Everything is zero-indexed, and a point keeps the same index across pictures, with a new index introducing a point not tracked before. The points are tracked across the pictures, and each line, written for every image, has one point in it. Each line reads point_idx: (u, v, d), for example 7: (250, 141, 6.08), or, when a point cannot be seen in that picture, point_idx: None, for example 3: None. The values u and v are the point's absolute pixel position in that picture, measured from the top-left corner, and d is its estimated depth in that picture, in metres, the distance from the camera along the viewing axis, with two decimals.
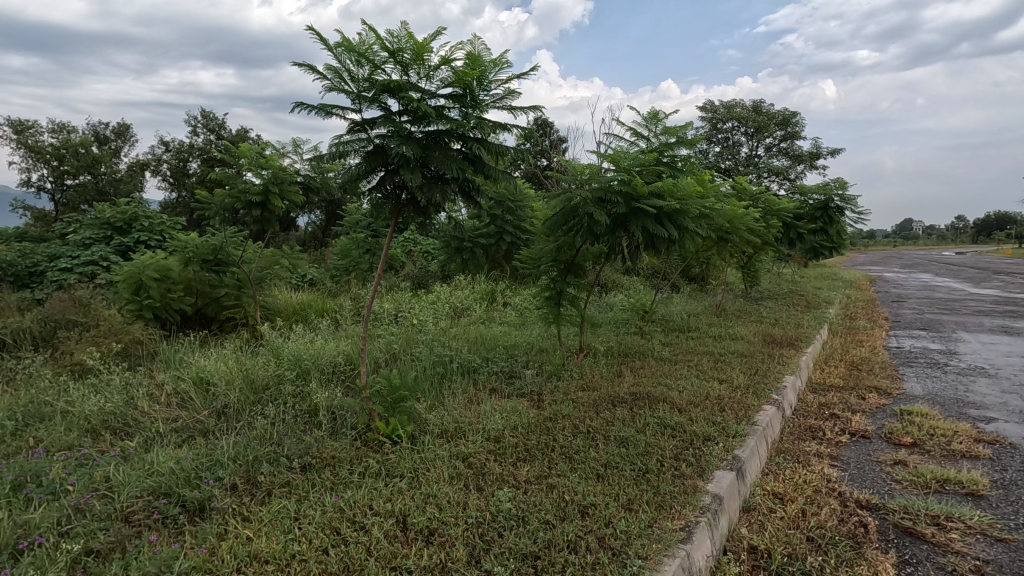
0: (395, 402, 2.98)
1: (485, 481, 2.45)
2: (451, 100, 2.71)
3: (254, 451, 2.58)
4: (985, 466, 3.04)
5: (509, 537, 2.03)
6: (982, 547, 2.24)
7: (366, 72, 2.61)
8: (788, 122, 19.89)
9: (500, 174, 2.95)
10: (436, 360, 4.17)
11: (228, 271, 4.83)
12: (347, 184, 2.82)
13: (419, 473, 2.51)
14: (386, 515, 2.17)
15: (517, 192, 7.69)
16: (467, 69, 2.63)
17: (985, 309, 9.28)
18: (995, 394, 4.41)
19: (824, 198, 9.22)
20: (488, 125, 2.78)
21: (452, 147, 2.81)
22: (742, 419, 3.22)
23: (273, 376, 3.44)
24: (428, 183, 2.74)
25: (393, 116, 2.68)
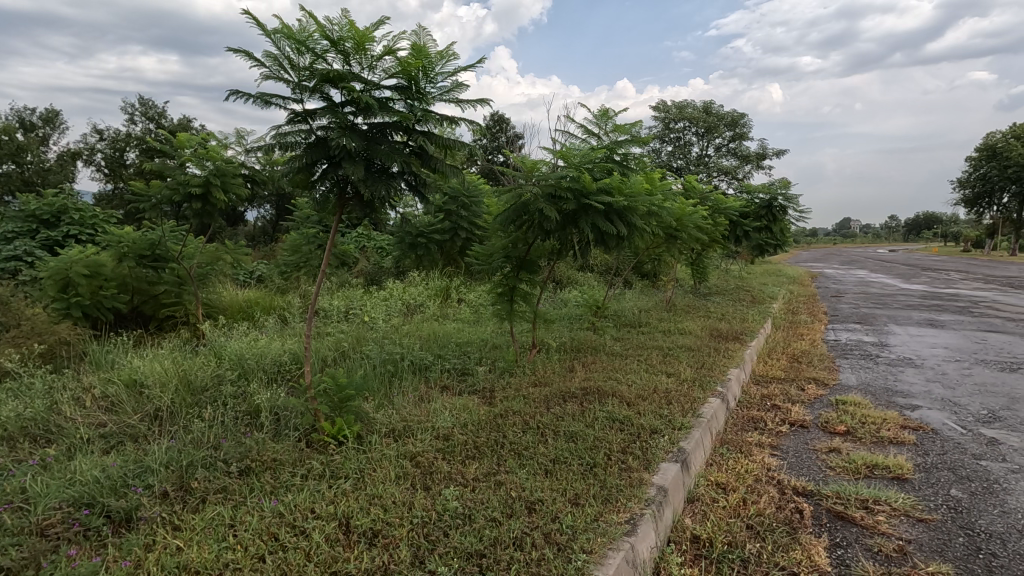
0: (342, 401, 2.89)
1: (432, 480, 2.39)
2: (396, 92, 2.62)
3: (188, 456, 2.43)
4: (909, 451, 3.21)
5: (454, 536, 1.98)
6: (905, 528, 2.35)
7: (307, 61, 2.49)
8: (736, 123, 20.62)
9: (448, 167, 2.87)
10: (387, 358, 4.06)
11: (167, 268, 4.57)
12: (289, 177, 2.69)
13: (364, 474, 2.43)
14: (328, 519, 2.09)
15: (472, 188, 7.61)
16: (412, 59, 2.53)
17: (913, 303, 9.86)
18: (921, 383, 4.68)
19: (769, 197, 9.55)
20: (435, 118, 2.70)
21: (397, 139, 2.71)
22: (688, 412, 3.28)
23: (213, 377, 3.26)
24: (372, 176, 2.62)
25: (336, 107, 2.57)
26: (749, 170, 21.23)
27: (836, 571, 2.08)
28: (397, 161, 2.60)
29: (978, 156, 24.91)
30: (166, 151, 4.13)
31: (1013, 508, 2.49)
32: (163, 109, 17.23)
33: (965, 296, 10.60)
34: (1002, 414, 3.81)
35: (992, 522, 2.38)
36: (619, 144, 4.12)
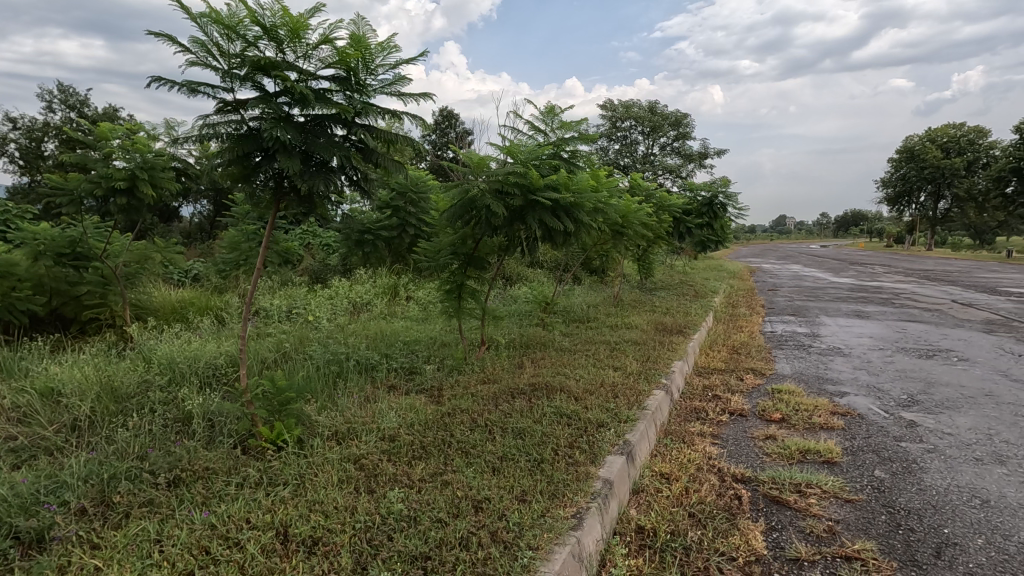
0: (282, 404, 2.73)
1: (376, 483, 2.29)
2: (334, 83, 2.41)
3: (110, 468, 2.22)
4: (838, 436, 3.36)
5: (398, 539, 1.90)
6: (835, 509, 2.45)
7: (238, 48, 2.16)
8: (680, 122, 21.25)
9: (392, 163, 2.68)
10: (331, 358, 3.90)
11: (90, 267, 4.25)
12: (219, 170, 2.39)
13: (304, 479, 2.30)
14: (264, 529, 1.95)
15: (420, 184, 7.47)
16: (350, 49, 2.33)
17: (841, 296, 10.44)
18: (849, 370, 4.95)
19: (710, 195, 9.89)
20: (377, 110, 2.49)
21: (337, 133, 2.46)
22: (633, 404, 3.32)
23: (140, 383, 3.03)
24: (311, 171, 2.37)
25: (270, 98, 2.29)
26: (692, 168, 21.93)
27: (771, 554, 2.14)
28: (338, 155, 2.37)
29: (898, 158, 26.70)
30: (87, 142, 3.81)
31: (929, 485, 2.65)
32: (85, 97, 16.10)
33: (887, 289, 11.33)
34: (920, 398, 4.07)
35: (911, 499, 2.52)
36: (566, 141, 4.12)
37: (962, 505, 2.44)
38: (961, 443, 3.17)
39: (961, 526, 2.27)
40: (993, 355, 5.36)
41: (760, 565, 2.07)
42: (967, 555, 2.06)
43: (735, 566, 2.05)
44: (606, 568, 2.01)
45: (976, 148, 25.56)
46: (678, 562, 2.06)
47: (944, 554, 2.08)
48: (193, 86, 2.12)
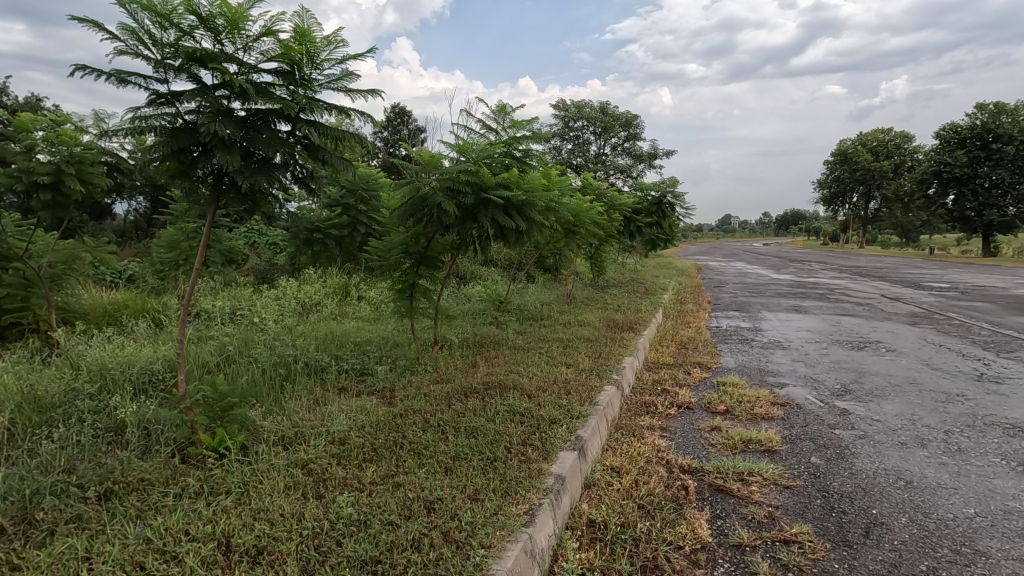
0: (224, 409, 2.60)
1: (325, 488, 2.23)
2: (276, 77, 2.30)
3: (33, 483, 2.06)
4: (777, 425, 3.52)
5: (348, 544, 1.85)
6: (774, 495, 2.57)
7: (172, 37, 2.03)
8: (630, 124, 21.71)
9: (339, 160, 2.59)
10: (279, 360, 3.77)
11: (9, 267, 3.88)
12: (153, 165, 2.23)
13: (249, 487, 2.21)
14: (204, 540, 1.86)
15: (370, 181, 7.31)
16: (294, 43, 2.25)
17: (781, 291, 10.92)
18: (788, 362, 5.19)
19: (659, 195, 10.14)
20: (322, 106, 2.39)
21: (280, 129, 2.35)
22: (585, 400, 3.37)
23: (66, 392, 2.82)
24: (251, 167, 2.24)
25: (208, 90, 2.17)
26: (642, 169, 22.45)
27: (716, 541, 2.22)
28: (281, 152, 2.26)
29: (833, 161, 28.14)
30: (5, 134, 3.53)
31: (859, 469, 2.81)
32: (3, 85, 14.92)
33: (823, 285, 11.94)
34: (851, 387, 4.31)
35: (843, 483, 2.67)
36: (518, 139, 4.12)
37: (889, 487, 2.60)
38: (889, 429, 3.38)
39: (887, 506, 2.42)
40: (916, 346, 5.73)
41: (705, 552, 2.14)
42: (893, 533, 2.20)
43: (681, 555, 2.12)
44: (559, 562, 2.03)
45: (902, 152, 27.30)
46: (627, 553, 2.10)
47: (873, 533, 2.21)
48: (121, 76, 1.99)
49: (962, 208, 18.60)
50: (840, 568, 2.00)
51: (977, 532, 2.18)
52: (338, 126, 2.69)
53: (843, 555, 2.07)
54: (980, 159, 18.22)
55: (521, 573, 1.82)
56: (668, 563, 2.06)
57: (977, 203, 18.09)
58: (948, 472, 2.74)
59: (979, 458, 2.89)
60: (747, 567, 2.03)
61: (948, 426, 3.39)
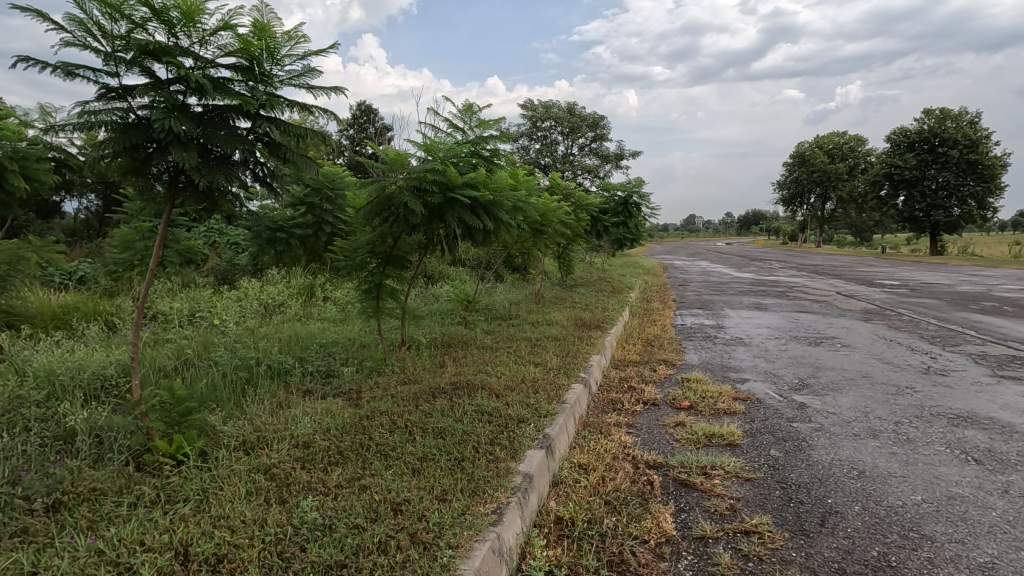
0: (182, 415, 2.52)
1: (289, 493, 2.18)
2: (234, 72, 2.24)
3: None
4: (738, 419, 3.62)
5: (312, 549, 1.82)
6: (736, 488, 2.64)
7: (123, 28, 1.95)
8: (597, 124, 21.94)
9: (301, 158, 2.52)
10: (240, 363, 3.67)
11: None
12: (103, 162, 2.14)
13: (208, 495, 2.14)
14: (161, 550, 1.80)
15: (335, 180, 7.18)
16: (253, 37, 2.19)
17: (743, 289, 11.22)
18: (749, 359, 5.34)
19: (625, 195, 10.28)
20: (283, 102, 2.34)
21: (239, 125, 2.29)
22: (553, 399, 3.40)
23: (10, 400, 2.68)
24: (209, 164, 2.17)
25: (161, 85, 2.09)
26: (609, 169, 22.72)
27: (679, 534, 2.27)
28: (240, 149, 2.19)
29: (792, 163, 29.07)
30: None
31: (816, 461, 2.92)
32: None
33: (782, 283, 12.33)
34: (809, 382, 4.47)
35: (801, 474, 2.77)
36: (485, 139, 4.11)
37: (843, 477, 2.71)
38: (843, 421, 3.51)
39: (842, 496, 2.52)
40: (869, 341, 5.98)
41: (669, 545, 2.19)
42: (847, 521, 2.29)
43: (646, 549, 2.15)
44: (526, 560, 2.04)
45: (856, 155, 28.41)
46: (594, 549, 2.13)
47: (828, 522, 2.29)
48: (68, 68, 1.90)
49: (911, 208, 19.46)
50: (797, 556, 2.07)
51: (924, 517, 2.29)
52: (300, 123, 2.64)
53: (799, 543, 2.15)
54: (927, 162, 19.12)
55: (489, 572, 1.82)
56: (634, 557, 2.09)
57: (925, 204, 18.97)
58: (897, 461, 2.87)
59: (926, 447, 3.04)
60: (709, 558, 2.09)
61: (897, 417, 3.55)
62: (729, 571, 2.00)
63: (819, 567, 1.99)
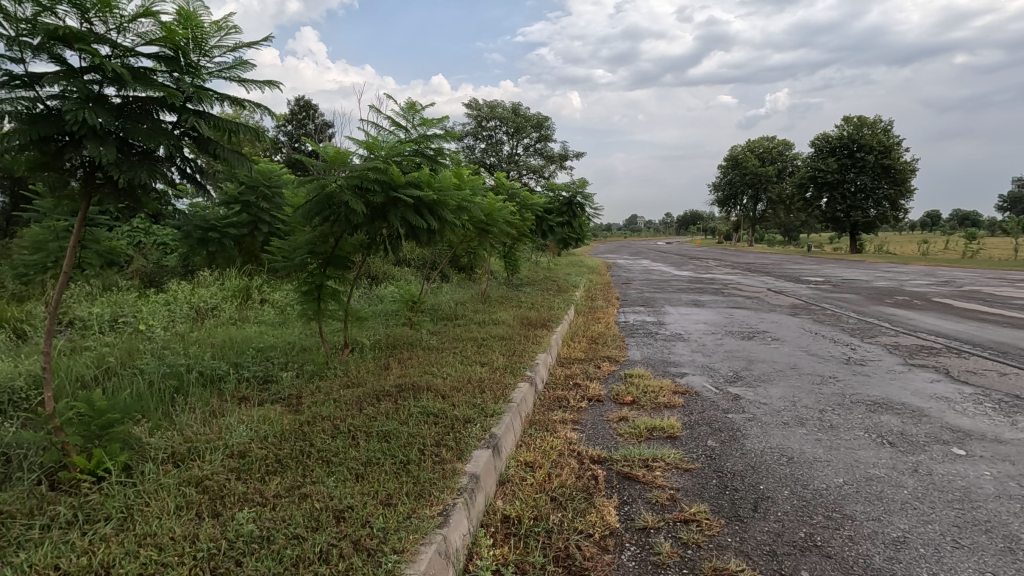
0: (103, 427, 2.33)
1: (223, 505, 2.08)
2: (157, 62, 2.11)
3: None
4: (678, 412, 3.76)
5: (248, 563, 1.75)
6: (675, 478, 2.74)
7: (28, 12, 1.79)
8: (542, 125, 22.18)
9: (233, 153, 2.40)
10: (169, 370, 3.46)
11: None
12: (8, 156, 1.96)
13: (133, 511, 2.01)
14: (78, 574, 1.67)
15: (272, 177, 6.90)
16: (177, 26, 2.08)
17: (681, 287, 11.64)
18: (688, 353, 5.55)
19: (570, 195, 10.43)
20: (211, 95, 2.22)
21: (163, 119, 2.15)
22: (499, 398, 3.40)
23: None
24: (129, 159, 2.02)
25: (75, 73, 1.93)
26: (554, 170, 23.00)
27: (623, 526, 2.32)
28: (165, 144, 2.06)
29: (726, 165, 30.42)
30: None
31: (749, 449, 3.07)
32: None
33: (718, 281, 12.87)
34: (742, 374, 4.69)
35: (735, 463, 2.90)
36: (429, 138, 4.07)
37: (773, 463, 2.86)
38: (773, 410, 3.71)
39: (772, 481, 2.65)
40: (797, 334, 6.34)
41: (613, 538, 2.24)
42: (777, 505, 2.42)
43: (591, 542, 2.20)
44: (473, 561, 2.03)
45: (783, 159, 30.08)
46: (541, 545, 2.15)
47: (760, 507, 2.42)
48: None
49: (834, 210, 20.79)
50: (732, 541, 2.16)
51: (846, 498, 2.45)
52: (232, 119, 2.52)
53: (734, 529, 2.25)
54: (846, 166, 20.48)
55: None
56: (579, 551, 2.13)
57: (845, 206, 20.32)
58: (822, 446, 3.06)
59: (847, 432, 3.26)
60: (651, 548, 2.15)
61: (822, 406, 3.78)
62: (670, 559, 2.07)
63: (753, 551, 2.08)
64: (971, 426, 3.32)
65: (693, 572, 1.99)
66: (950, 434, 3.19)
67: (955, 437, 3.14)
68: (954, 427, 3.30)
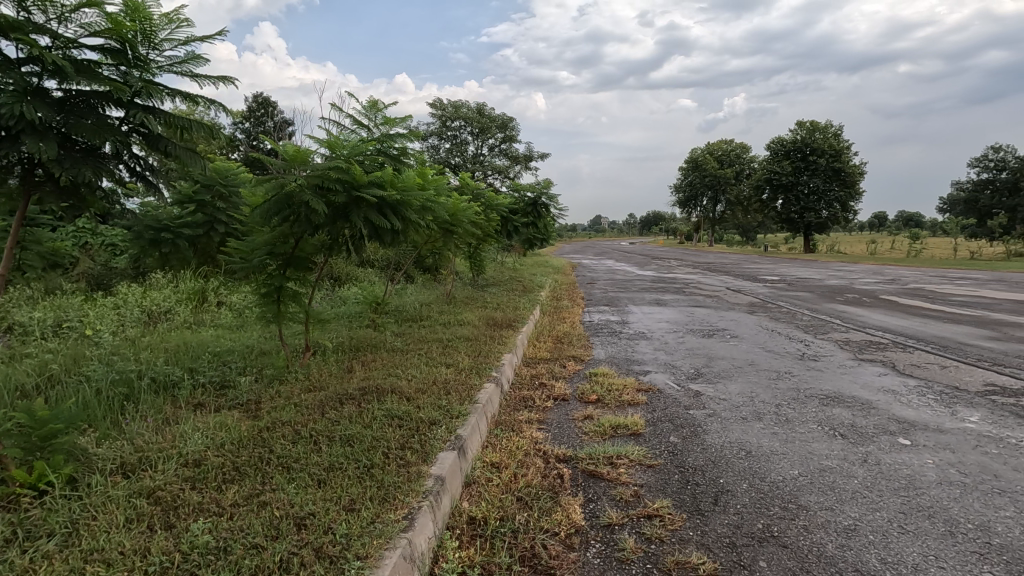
0: (45, 439, 2.20)
1: (177, 517, 2.00)
2: (103, 54, 2.01)
3: None
4: (641, 410, 3.82)
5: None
6: (639, 475, 2.78)
7: None
8: (506, 125, 22.21)
9: (185, 151, 2.31)
10: (118, 377, 3.30)
11: None
12: None
13: (79, 527, 1.90)
14: None
15: (229, 176, 6.68)
16: (124, 18, 1.98)
17: (645, 287, 11.85)
18: (651, 351, 5.65)
19: (535, 196, 10.48)
20: (162, 90, 2.13)
21: (109, 114, 2.04)
22: (465, 399, 3.38)
23: None
24: (72, 156, 1.92)
25: (10, 65, 1.82)
26: (519, 170, 23.07)
27: (588, 523, 2.34)
28: (111, 140, 1.96)
29: (687, 168, 31.13)
30: None
31: (709, 444, 3.14)
32: None
33: (680, 280, 13.16)
34: (703, 371, 4.80)
35: (696, 458, 2.96)
36: (392, 137, 4.01)
37: (733, 457, 2.94)
38: (732, 406, 3.81)
39: (732, 475, 2.72)
40: (754, 331, 6.54)
41: (579, 535, 2.25)
42: (736, 498, 2.48)
43: (557, 541, 2.21)
44: (438, 564, 2.01)
45: (741, 161, 30.99)
46: (506, 546, 2.15)
47: (720, 500, 2.47)
48: None
49: (788, 211, 21.53)
50: (693, 535, 2.21)
51: (801, 490, 2.54)
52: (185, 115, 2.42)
53: (696, 522, 2.30)
54: (800, 169, 21.25)
55: None
56: (545, 550, 2.13)
57: (799, 207, 21.07)
58: (778, 439, 3.16)
59: (802, 426, 3.38)
60: (616, 545, 2.17)
61: (778, 400, 3.91)
62: (633, 555, 2.09)
63: (714, 543, 2.13)
64: (916, 417, 3.49)
65: (657, 566, 2.02)
66: (897, 425, 3.34)
67: (900, 428, 3.29)
68: (900, 418, 3.46)
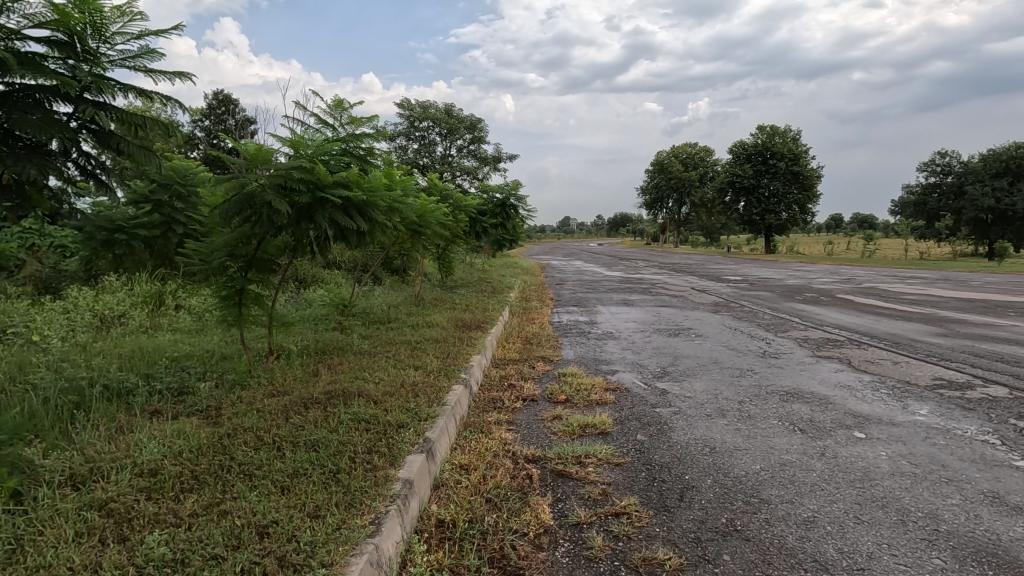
0: None
1: (131, 529, 1.92)
2: (49, 47, 1.91)
3: None
4: (609, 408, 3.86)
5: None
6: (607, 473, 2.80)
7: None
8: (475, 127, 22.18)
9: (139, 149, 2.22)
10: (68, 385, 3.15)
11: None
12: None
13: (24, 543, 1.80)
14: None
15: (188, 176, 6.46)
16: (72, 9, 1.90)
17: (613, 287, 11.99)
18: (618, 351, 5.72)
19: (504, 196, 10.49)
20: (113, 86, 2.04)
21: (57, 110, 1.94)
22: (433, 402, 3.35)
23: None
24: (15, 152, 1.81)
25: None
26: (488, 172, 23.04)
27: (557, 523, 2.35)
28: (59, 137, 1.87)
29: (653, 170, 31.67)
30: None
31: (675, 442, 3.19)
32: None
33: (647, 280, 13.37)
34: (669, 370, 4.88)
35: (663, 455, 3.01)
36: (358, 137, 3.95)
37: (698, 454, 3.00)
38: (697, 403, 3.89)
39: (696, 471, 2.78)
40: (718, 330, 6.69)
41: (548, 535, 2.26)
42: (701, 494, 2.53)
43: (526, 541, 2.20)
44: (407, 568, 1.99)
45: (705, 164, 31.70)
46: (476, 548, 2.13)
47: (686, 496, 2.52)
48: None
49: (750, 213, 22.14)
50: (660, 531, 2.24)
51: (762, 484, 2.60)
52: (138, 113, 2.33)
53: (662, 519, 2.34)
54: (761, 173, 21.87)
55: None
56: (514, 551, 2.13)
57: (760, 209, 21.70)
58: (741, 435, 3.24)
59: (763, 422, 3.47)
60: (584, 543, 2.19)
61: (741, 397, 4.00)
62: (601, 553, 2.11)
63: (680, 539, 2.17)
64: (870, 411, 3.62)
65: (625, 563, 2.04)
66: (853, 419, 3.47)
67: (856, 422, 3.42)
68: (855, 412, 3.59)
